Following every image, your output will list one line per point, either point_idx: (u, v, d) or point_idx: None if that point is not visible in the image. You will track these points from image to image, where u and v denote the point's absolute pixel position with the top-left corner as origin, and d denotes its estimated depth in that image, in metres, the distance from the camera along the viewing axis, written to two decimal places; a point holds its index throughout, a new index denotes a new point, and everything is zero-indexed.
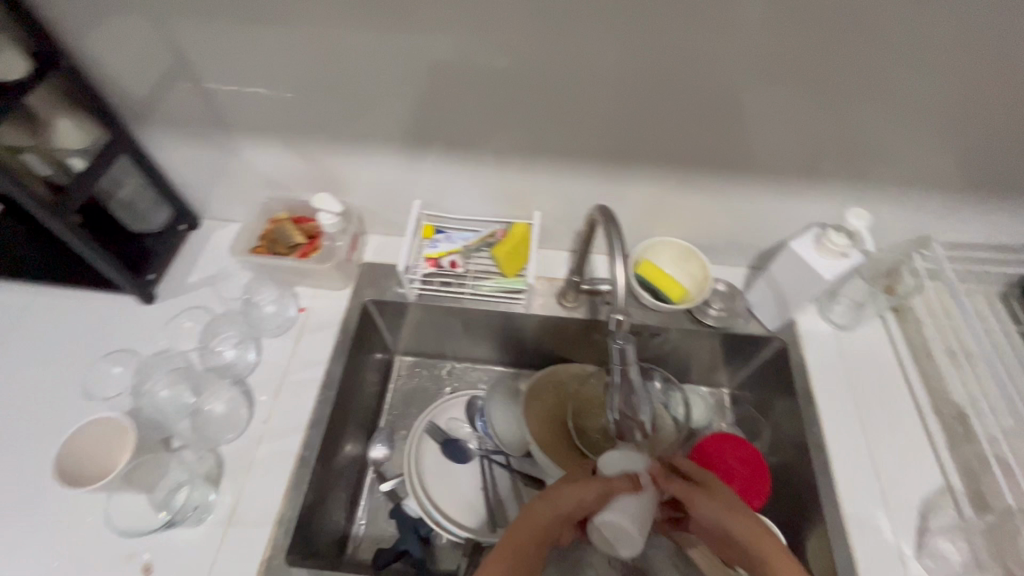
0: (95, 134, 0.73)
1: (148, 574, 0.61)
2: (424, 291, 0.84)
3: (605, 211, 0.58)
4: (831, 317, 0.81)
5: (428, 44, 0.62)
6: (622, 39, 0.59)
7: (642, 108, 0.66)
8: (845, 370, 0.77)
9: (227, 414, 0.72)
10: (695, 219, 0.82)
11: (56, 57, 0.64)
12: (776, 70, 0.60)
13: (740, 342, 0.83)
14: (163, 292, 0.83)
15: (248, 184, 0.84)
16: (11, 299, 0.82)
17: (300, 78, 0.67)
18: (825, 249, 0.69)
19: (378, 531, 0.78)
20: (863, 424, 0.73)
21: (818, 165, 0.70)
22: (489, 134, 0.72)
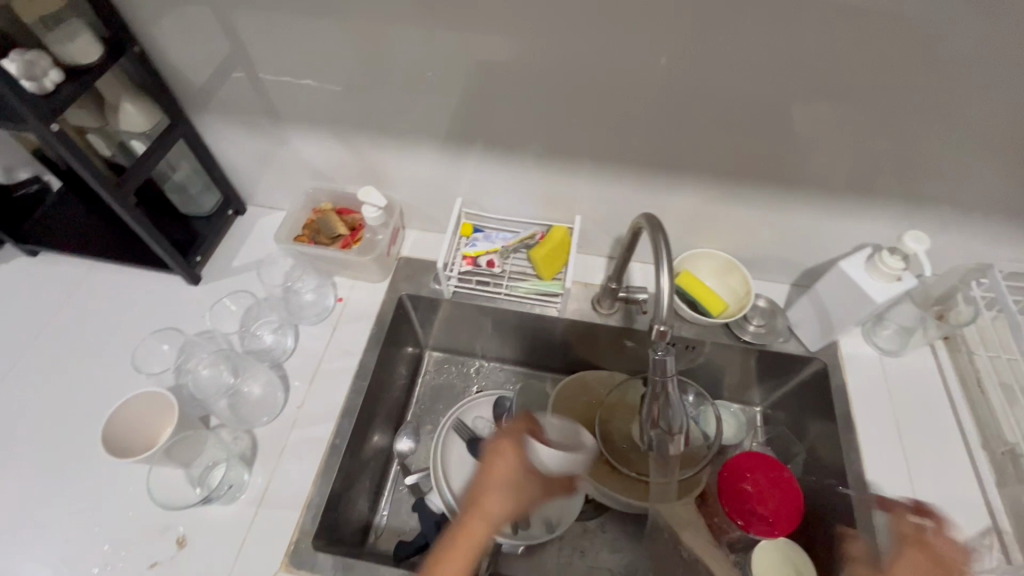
0: (156, 118, 0.74)
1: (183, 547, 0.63)
2: (460, 288, 0.84)
3: (651, 219, 0.57)
4: (876, 341, 0.78)
5: (482, 45, 0.62)
6: (679, 47, 0.58)
7: (694, 117, 0.65)
8: (889, 396, 0.74)
9: (264, 397, 0.74)
10: (738, 232, 0.80)
11: (125, 43, 0.66)
12: (838, 85, 0.58)
13: (778, 361, 0.80)
14: (208, 274, 0.86)
15: (295, 173, 0.86)
16: (69, 273, 0.86)
17: (353, 73, 0.68)
18: (878, 271, 0.67)
19: (400, 523, 0.78)
20: (905, 454, 0.70)
21: (875, 184, 0.68)
22: (535, 136, 0.72)
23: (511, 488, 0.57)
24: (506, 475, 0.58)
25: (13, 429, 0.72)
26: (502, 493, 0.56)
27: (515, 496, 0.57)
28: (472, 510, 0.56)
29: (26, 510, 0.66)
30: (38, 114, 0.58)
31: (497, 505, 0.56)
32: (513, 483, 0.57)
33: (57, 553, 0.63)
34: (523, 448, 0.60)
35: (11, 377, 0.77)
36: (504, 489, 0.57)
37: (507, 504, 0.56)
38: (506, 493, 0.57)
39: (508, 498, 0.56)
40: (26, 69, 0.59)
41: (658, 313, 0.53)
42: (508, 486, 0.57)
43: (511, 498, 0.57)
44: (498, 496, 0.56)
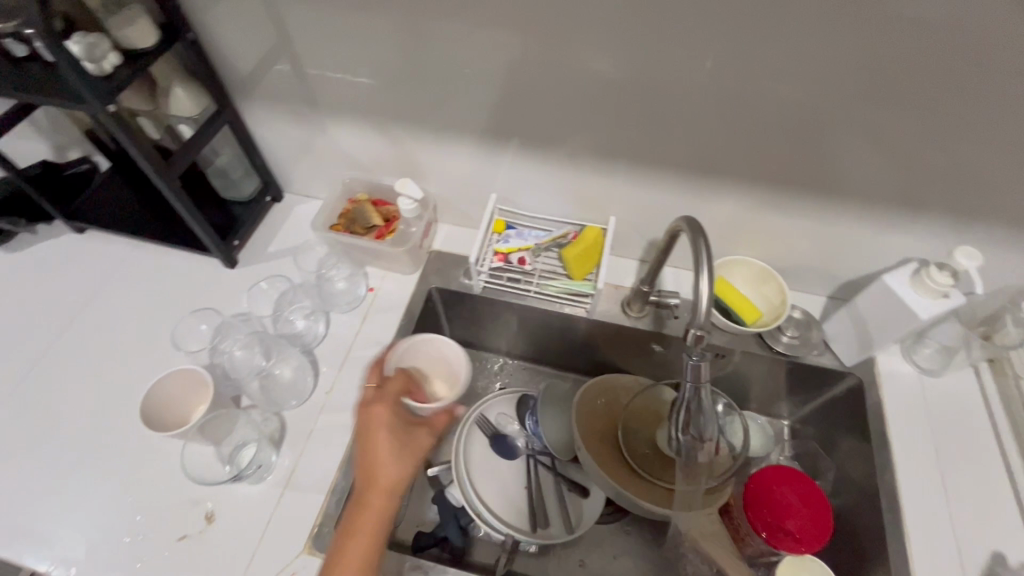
0: (204, 105, 0.77)
1: (211, 522, 0.64)
2: (490, 284, 0.84)
3: (692, 222, 0.56)
4: (916, 360, 0.76)
5: (528, 42, 0.62)
6: (727, 51, 0.57)
7: (739, 122, 0.64)
8: (927, 418, 0.72)
9: (294, 381, 0.75)
10: (776, 240, 0.78)
11: (180, 30, 0.68)
12: (892, 95, 0.56)
13: (810, 374, 0.79)
14: (245, 258, 0.88)
15: (333, 163, 0.88)
16: (114, 250, 0.89)
17: (397, 66, 0.68)
18: (925, 287, 0.64)
19: (419, 514, 0.79)
20: (943, 479, 0.67)
21: (924, 198, 0.65)
22: (574, 135, 0.72)
23: (393, 449, 0.63)
24: (381, 443, 0.63)
25: (56, 398, 0.75)
26: (387, 456, 0.63)
27: (399, 454, 0.63)
28: (366, 488, 0.61)
29: (66, 477, 0.68)
30: (96, 95, 0.60)
31: (387, 469, 0.62)
32: (390, 445, 0.64)
33: (92, 519, 0.65)
34: (385, 415, 0.65)
35: (56, 348, 0.80)
36: (387, 453, 0.63)
37: (394, 463, 0.62)
38: (390, 455, 0.63)
39: (392, 459, 0.63)
40: (88, 52, 0.61)
41: (696, 318, 0.52)
42: (390, 448, 0.63)
43: (396, 455, 0.63)
44: (385, 464, 0.62)
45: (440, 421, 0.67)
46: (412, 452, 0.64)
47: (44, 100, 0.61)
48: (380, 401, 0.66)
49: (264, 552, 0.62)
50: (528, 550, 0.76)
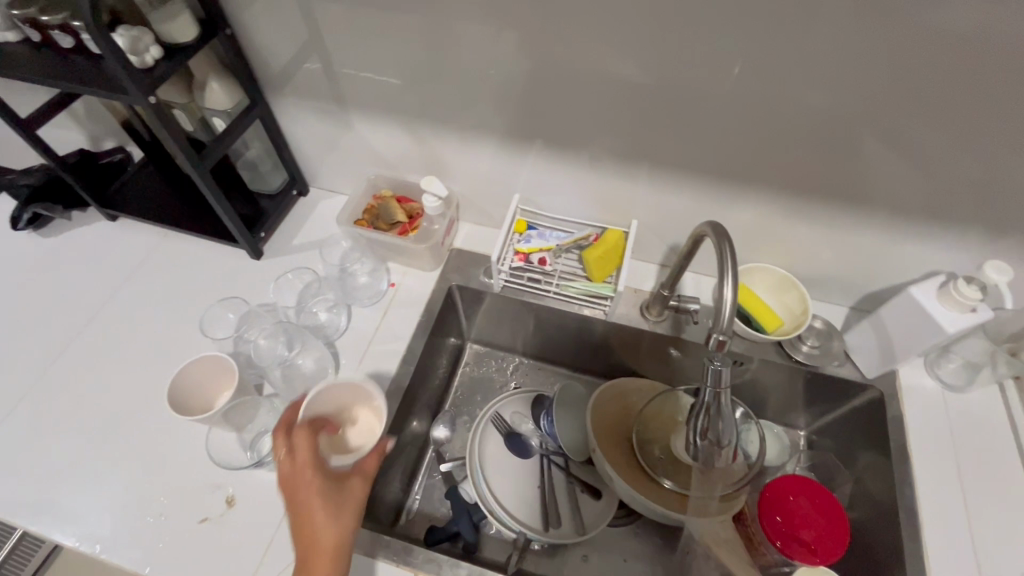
0: (239, 98, 0.78)
1: (231, 506, 0.66)
2: (510, 283, 0.85)
3: (717, 227, 0.56)
4: (940, 374, 0.75)
5: (556, 45, 0.62)
6: (756, 58, 0.57)
7: (766, 128, 0.64)
8: (949, 433, 0.71)
9: (315, 372, 0.76)
10: (799, 249, 0.78)
11: (218, 26, 0.70)
12: (923, 105, 0.56)
13: (830, 384, 0.78)
14: (270, 250, 0.90)
15: (359, 159, 0.89)
16: (145, 239, 0.92)
17: (426, 66, 0.69)
18: (952, 300, 0.64)
19: (432, 508, 0.80)
20: (965, 496, 0.66)
21: (955, 210, 0.65)
22: (600, 138, 0.72)
23: (326, 516, 0.55)
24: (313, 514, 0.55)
25: (85, 380, 0.77)
26: (323, 524, 0.54)
27: (337, 516, 0.55)
28: (310, 558, 0.53)
29: (93, 456, 0.70)
30: (138, 88, 0.62)
31: (328, 537, 0.54)
32: (323, 510, 0.55)
33: (117, 499, 0.67)
34: (311, 479, 0.56)
35: (86, 332, 0.82)
36: (322, 521, 0.54)
37: (334, 527, 0.55)
38: (326, 521, 0.54)
39: (331, 524, 0.54)
40: (132, 45, 0.63)
41: (719, 323, 0.52)
42: (324, 515, 0.55)
43: (334, 519, 0.55)
44: (326, 536, 0.54)
45: (372, 465, 0.60)
46: (351, 508, 0.57)
47: (89, 91, 0.64)
48: (302, 464, 0.57)
49: (281, 538, 0.63)
50: (538, 549, 0.76)
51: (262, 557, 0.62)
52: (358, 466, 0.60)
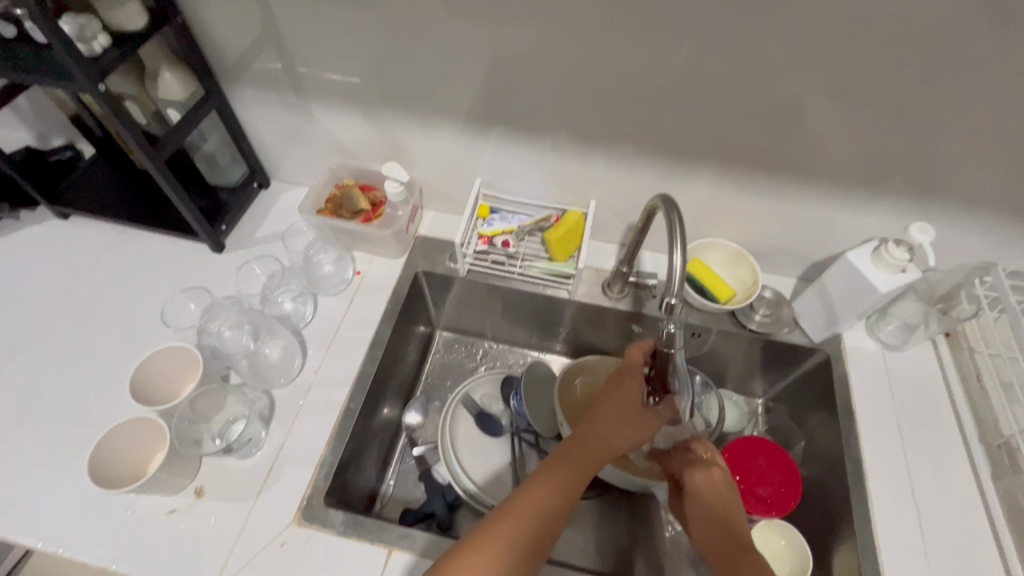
0: (193, 88, 0.77)
1: (200, 496, 0.65)
2: (475, 266, 0.86)
3: (667, 198, 0.59)
4: (880, 335, 0.80)
5: (507, 32, 0.64)
6: (698, 41, 0.60)
7: (708, 108, 0.67)
8: (889, 389, 0.76)
9: (282, 360, 0.76)
10: (747, 223, 0.82)
11: (170, 15, 0.69)
12: (848, 81, 0.60)
13: (782, 351, 0.82)
14: (232, 243, 0.89)
15: (321, 149, 0.90)
16: (99, 236, 0.90)
17: (382, 54, 0.70)
18: (883, 262, 0.68)
19: (406, 492, 0.81)
20: (904, 445, 0.71)
21: (885, 178, 0.69)
22: (555, 121, 0.75)
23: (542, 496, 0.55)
24: (512, 499, 0.55)
25: (41, 381, 0.75)
26: (526, 511, 0.54)
27: (580, 482, 0.58)
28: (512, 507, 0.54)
29: (52, 458, 0.69)
30: (87, 76, 0.61)
31: (530, 548, 0.52)
32: (544, 479, 0.57)
33: (78, 495, 0.66)
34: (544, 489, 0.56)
35: (40, 333, 0.80)
36: (545, 504, 0.55)
37: (573, 499, 0.57)
38: (537, 500, 0.55)
39: (547, 512, 0.54)
40: (79, 32, 0.62)
41: (669, 289, 0.54)
42: (558, 480, 0.57)
43: (577, 487, 0.57)
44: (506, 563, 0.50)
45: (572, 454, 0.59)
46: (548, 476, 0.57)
47: (36, 80, 0.62)
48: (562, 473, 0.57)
49: (254, 523, 0.64)
50: None
51: (233, 545, 0.62)
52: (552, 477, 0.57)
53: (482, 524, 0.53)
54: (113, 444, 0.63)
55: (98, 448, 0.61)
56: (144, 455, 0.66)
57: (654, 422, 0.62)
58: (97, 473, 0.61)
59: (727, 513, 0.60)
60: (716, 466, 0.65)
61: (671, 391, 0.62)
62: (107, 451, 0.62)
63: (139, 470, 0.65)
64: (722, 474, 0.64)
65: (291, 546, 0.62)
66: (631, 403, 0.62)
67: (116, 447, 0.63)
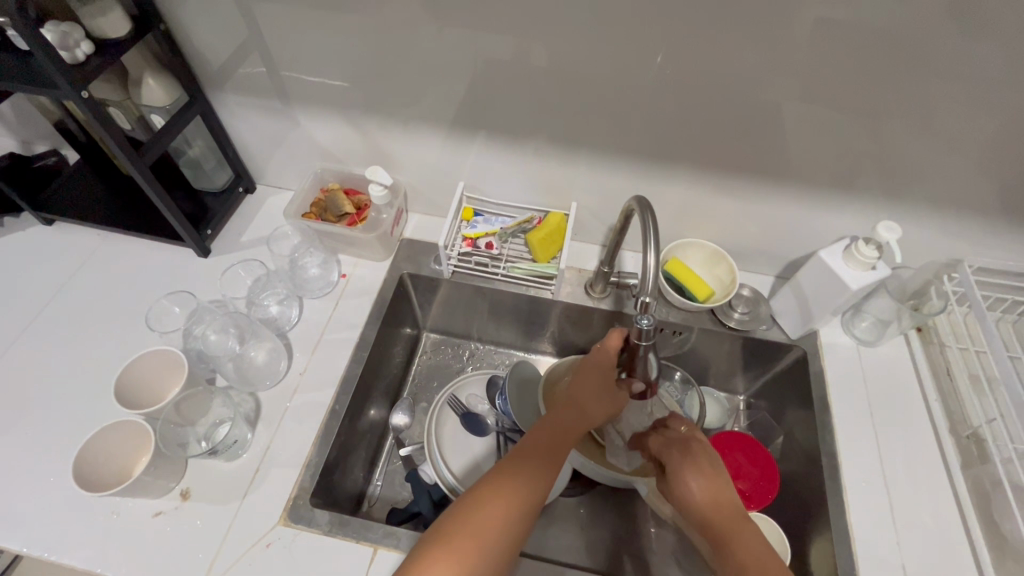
0: (178, 95, 0.78)
1: (186, 498, 0.66)
2: (459, 269, 0.88)
3: (642, 201, 0.61)
4: (855, 332, 0.82)
5: (487, 40, 0.66)
6: (672, 48, 0.62)
7: (684, 112, 0.69)
8: (863, 384, 0.78)
9: (268, 363, 0.77)
10: (725, 224, 0.84)
11: (154, 23, 0.70)
12: (816, 87, 0.63)
13: (760, 348, 0.84)
14: (218, 248, 0.90)
15: (306, 154, 0.90)
16: (84, 241, 0.90)
17: (365, 60, 0.72)
18: (853, 259, 0.70)
19: (393, 492, 0.82)
20: (877, 438, 0.73)
21: (855, 179, 0.72)
22: (536, 126, 0.76)
23: (519, 485, 0.57)
24: (488, 487, 0.57)
25: (25, 388, 0.75)
26: (505, 501, 0.56)
27: (551, 467, 0.60)
28: (480, 507, 0.55)
29: (35, 463, 0.69)
30: (70, 83, 0.62)
31: (509, 536, 0.54)
32: (516, 470, 0.59)
33: (63, 500, 0.66)
34: (511, 489, 0.57)
35: (24, 339, 0.80)
36: (524, 493, 0.57)
37: (547, 484, 0.60)
38: (514, 490, 0.57)
39: (521, 502, 0.56)
40: (61, 40, 0.63)
41: (644, 287, 0.56)
42: (534, 469, 0.59)
43: (551, 471, 0.60)
44: (485, 552, 0.53)
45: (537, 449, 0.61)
46: (515, 472, 0.59)
47: (19, 88, 0.63)
48: (529, 471, 0.59)
49: (240, 524, 0.64)
50: None
51: (219, 546, 0.63)
52: (519, 475, 0.58)
53: (459, 512, 0.55)
54: (99, 448, 0.63)
55: (84, 450, 0.61)
56: (130, 459, 0.66)
57: (623, 399, 0.64)
58: (83, 476, 0.61)
59: (709, 480, 0.59)
60: (694, 439, 0.64)
61: (638, 377, 0.61)
62: (95, 453, 0.63)
63: (124, 472, 0.66)
64: (701, 448, 0.63)
65: (276, 546, 0.63)
66: (598, 383, 0.64)
67: (103, 449, 0.64)
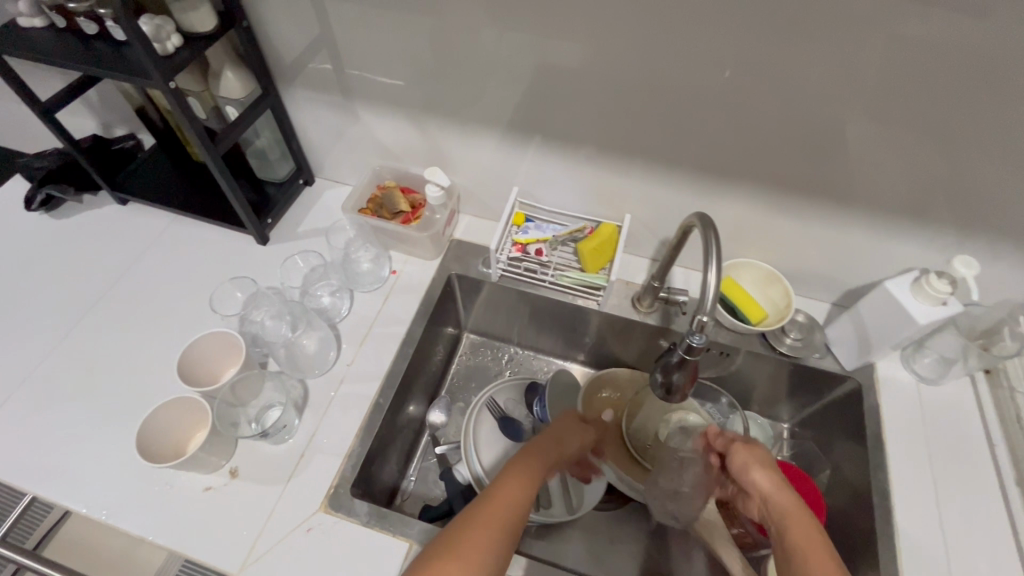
0: (253, 88, 0.81)
1: (235, 477, 0.68)
2: (507, 273, 0.88)
3: (704, 218, 0.59)
4: (915, 368, 0.78)
5: (554, 47, 0.66)
6: (743, 64, 0.61)
7: (750, 130, 0.68)
8: (922, 423, 0.74)
9: (317, 352, 0.79)
10: (783, 246, 0.82)
11: (237, 19, 0.73)
12: (893, 112, 0.60)
13: (811, 376, 0.82)
14: (277, 237, 0.93)
15: (366, 150, 0.93)
16: (155, 221, 0.95)
17: (431, 62, 0.73)
18: (924, 293, 0.67)
19: (425, 489, 0.83)
20: (936, 482, 0.69)
21: (929, 208, 0.68)
22: (595, 135, 0.76)
23: (519, 488, 0.57)
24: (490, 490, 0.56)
25: (95, 356, 0.80)
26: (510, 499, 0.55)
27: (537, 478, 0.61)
28: (485, 501, 0.54)
29: (99, 430, 0.73)
30: (160, 73, 0.65)
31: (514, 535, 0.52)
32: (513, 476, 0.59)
33: (122, 467, 0.70)
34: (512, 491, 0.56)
35: (96, 310, 0.85)
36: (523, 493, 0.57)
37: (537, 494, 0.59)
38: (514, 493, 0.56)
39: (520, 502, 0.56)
40: (155, 32, 0.67)
41: (702, 306, 0.54)
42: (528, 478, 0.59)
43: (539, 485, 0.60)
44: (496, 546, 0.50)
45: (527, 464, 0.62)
46: (514, 479, 0.58)
47: (112, 75, 0.67)
48: (523, 478, 0.59)
49: (283, 507, 0.66)
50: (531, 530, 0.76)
51: (262, 527, 0.65)
52: (517, 480, 0.58)
53: (481, 497, 0.55)
54: (160, 421, 0.66)
55: (148, 422, 0.65)
56: (185, 434, 0.70)
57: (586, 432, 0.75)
58: (144, 445, 0.65)
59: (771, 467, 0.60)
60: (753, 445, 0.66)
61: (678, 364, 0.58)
62: (158, 425, 0.66)
63: (181, 444, 0.69)
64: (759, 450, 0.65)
65: (316, 532, 0.65)
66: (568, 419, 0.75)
67: (166, 422, 0.67)
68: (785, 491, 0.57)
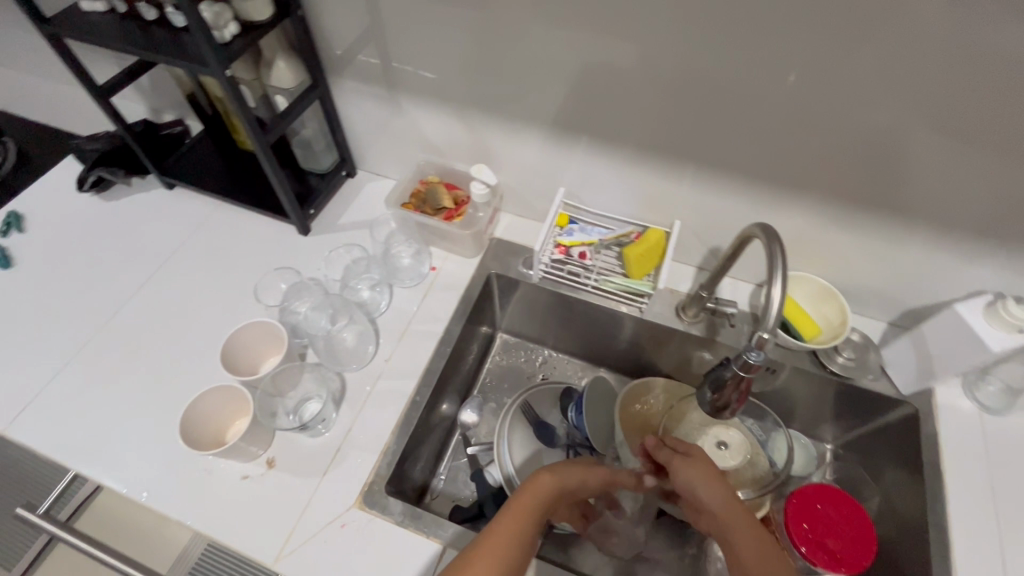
0: (302, 78, 0.81)
1: (271, 466, 0.69)
2: (548, 275, 0.86)
3: (768, 229, 0.57)
4: (979, 396, 0.73)
5: (613, 46, 0.64)
6: (815, 69, 0.58)
7: (816, 138, 0.64)
8: (986, 456, 0.70)
9: (355, 346, 0.79)
10: (840, 261, 0.78)
11: (291, 9, 0.72)
12: (980, 127, 0.56)
13: (863, 397, 0.78)
14: (318, 227, 0.93)
15: (410, 144, 0.92)
16: (201, 207, 0.96)
17: (483, 57, 0.71)
18: (999, 320, 0.63)
19: (455, 489, 0.82)
20: (999, 520, 0.65)
21: (1009, 229, 0.64)
22: (648, 138, 0.73)
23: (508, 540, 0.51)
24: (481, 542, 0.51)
25: (140, 338, 0.81)
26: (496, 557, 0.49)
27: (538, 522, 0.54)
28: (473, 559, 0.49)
29: (142, 411, 0.74)
30: (217, 60, 0.65)
31: None
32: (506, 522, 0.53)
33: (164, 449, 0.70)
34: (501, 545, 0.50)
35: (143, 292, 0.86)
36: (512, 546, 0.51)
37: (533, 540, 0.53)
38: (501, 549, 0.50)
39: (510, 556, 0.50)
40: (214, 19, 0.66)
41: (764, 321, 0.52)
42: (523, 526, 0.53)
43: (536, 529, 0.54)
44: None
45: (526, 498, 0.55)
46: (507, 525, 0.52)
47: (170, 61, 0.67)
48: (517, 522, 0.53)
49: (318, 500, 0.66)
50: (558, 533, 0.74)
51: (297, 519, 0.65)
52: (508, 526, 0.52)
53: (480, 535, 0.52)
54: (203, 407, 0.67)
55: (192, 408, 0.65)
56: (226, 421, 0.70)
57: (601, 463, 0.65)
58: (188, 430, 0.65)
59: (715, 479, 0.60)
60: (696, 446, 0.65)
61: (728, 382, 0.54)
62: (200, 410, 0.67)
63: (221, 430, 0.70)
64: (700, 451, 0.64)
65: (350, 528, 0.64)
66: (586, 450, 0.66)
67: (209, 408, 0.68)
68: (738, 509, 0.57)
